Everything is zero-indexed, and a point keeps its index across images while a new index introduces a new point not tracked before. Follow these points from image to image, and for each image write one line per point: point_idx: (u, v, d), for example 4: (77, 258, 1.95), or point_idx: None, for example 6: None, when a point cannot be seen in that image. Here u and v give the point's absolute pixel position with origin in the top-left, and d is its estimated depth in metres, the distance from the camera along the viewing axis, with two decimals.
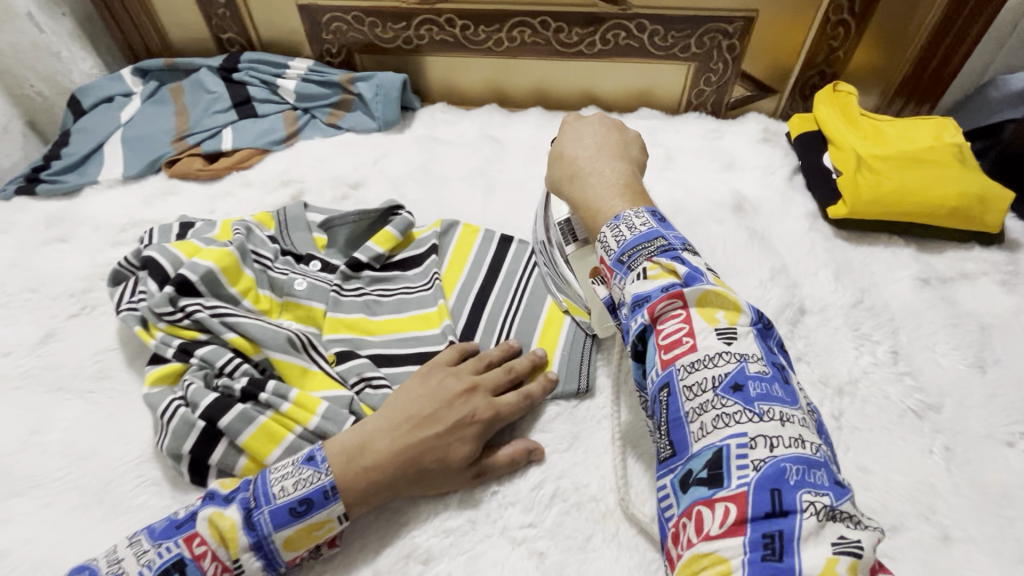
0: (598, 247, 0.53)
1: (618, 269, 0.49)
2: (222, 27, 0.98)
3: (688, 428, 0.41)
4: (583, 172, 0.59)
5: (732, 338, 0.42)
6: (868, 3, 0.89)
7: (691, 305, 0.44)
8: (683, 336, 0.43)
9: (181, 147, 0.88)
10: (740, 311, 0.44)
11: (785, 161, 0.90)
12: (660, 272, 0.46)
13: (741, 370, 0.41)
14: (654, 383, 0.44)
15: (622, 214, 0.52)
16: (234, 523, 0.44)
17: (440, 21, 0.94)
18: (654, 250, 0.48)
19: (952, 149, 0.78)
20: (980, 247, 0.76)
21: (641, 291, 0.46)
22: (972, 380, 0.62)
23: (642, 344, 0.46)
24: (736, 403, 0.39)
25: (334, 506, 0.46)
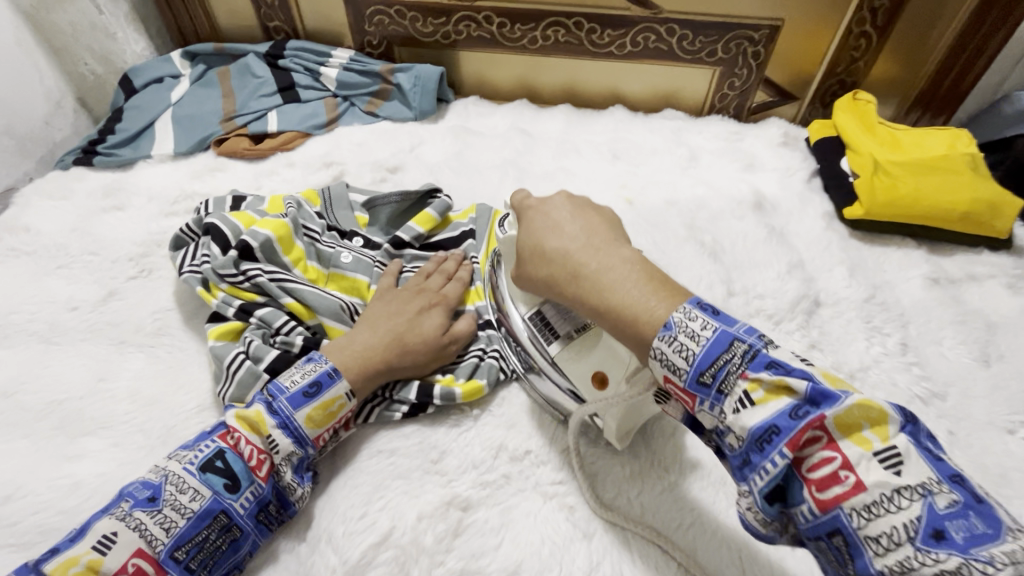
0: (654, 362, 0.42)
1: (701, 393, 0.40)
2: (270, 16, 1.03)
3: (871, 561, 0.33)
4: (589, 272, 0.48)
5: (901, 466, 0.34)
6: (890, 17, 0.93)
7: (833, 432, 0.36)
8: (839, 469, 0.35)
9: (229, 128, 0.93)
10: (886, 419, 0.36)
11: (804, 164, 0.94)
12: (768, 393, 0.37)
13: (929, 510, 0.33)
14: (812, 526, 0.36)
15: (673, 320, 0.41)
16: (258, 412, 0.50)
17: (479, 18, 0.98)
18: (741, 362, 0.39)
19: (965, 158, 0.82)
20: (990, 252, 0.80)
21: (760, 422, 0.37)
22: (977, 373, 0.66)
23: (780, 484, 0.37)
24: (951, 556, 0.31)
25: (340, 384, 0.53)
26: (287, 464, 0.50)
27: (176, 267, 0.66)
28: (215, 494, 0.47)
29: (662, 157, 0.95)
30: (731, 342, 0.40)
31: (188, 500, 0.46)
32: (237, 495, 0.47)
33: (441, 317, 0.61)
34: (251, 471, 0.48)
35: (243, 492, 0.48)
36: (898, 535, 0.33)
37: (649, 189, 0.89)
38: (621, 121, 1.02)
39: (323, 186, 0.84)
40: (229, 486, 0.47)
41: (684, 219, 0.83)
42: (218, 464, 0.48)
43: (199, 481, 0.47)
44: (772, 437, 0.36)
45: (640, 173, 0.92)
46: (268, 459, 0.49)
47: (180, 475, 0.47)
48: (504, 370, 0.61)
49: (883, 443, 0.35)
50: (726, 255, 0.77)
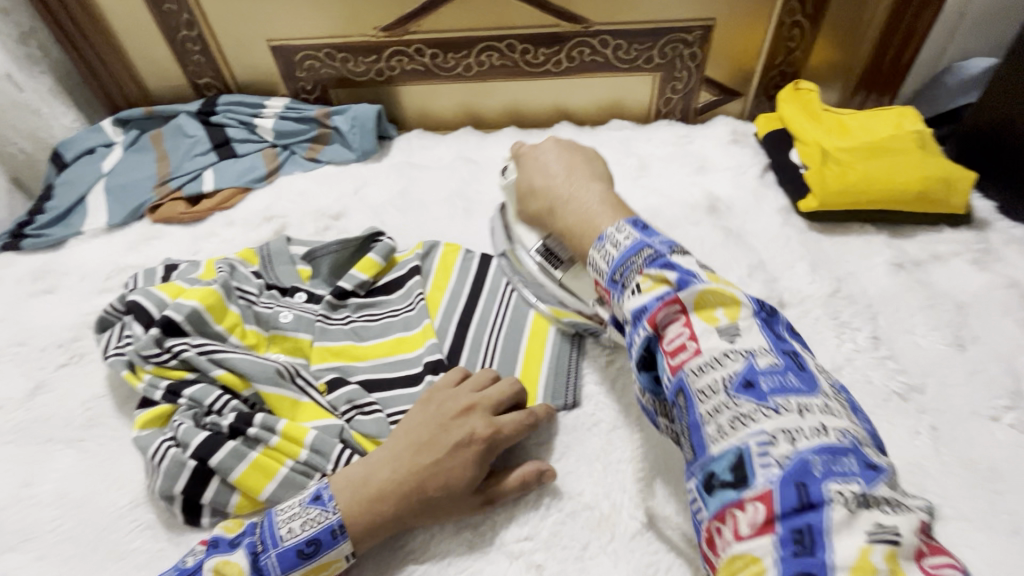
0: (592, 271, 0.55)
1: (613, 289, 0.50)
2: (198, 73, 1.01)
3: (704, 430, 0.39)
4: (561, 202, 0.65)
5: (735, 336, 0.42)
6: (819, 4, 0.93)
7: (688, 309, 0.44)
8: (686, 341, 0.43)
9: (163, 192, 0.90)
10: (737, 305, 0.44)
11: (755, 160, 0.92)
12: (653, 283, 0.46)
13: (749, 366, 0.40)
14: (669, 390, 0.43)
15: (605, 233, 0.54)
16: (241, 568, 0.44)
17: (410, 51, 0.96)
18: (642, 263, 0.49)
19: (914, 136, 0.80)
20: (951, 228, 0.78)
21: (638, 305, 0.46)
22: (952, 359, 0.63)
23: (648, 353, 0.46)
24: (750, 402, 0.39)
25: (343, 547, 0.47)
26: None
27: (103, 350, 0.62)
28: None
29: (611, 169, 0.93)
30: (641, 249, 0.50)
31: None
32: None
33: (481, 424, 0.52)
34: None
35: None
36: (717, 385, 0.40)
37: None
38: (568, 137, 1.01)
39: (262, 242, 0.80)
40: None
41: None
42: None
43: None
44: (641, 314, 0.46)
45: None
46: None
47: None
48: None
49: (726, 321, 0.44)
50: None
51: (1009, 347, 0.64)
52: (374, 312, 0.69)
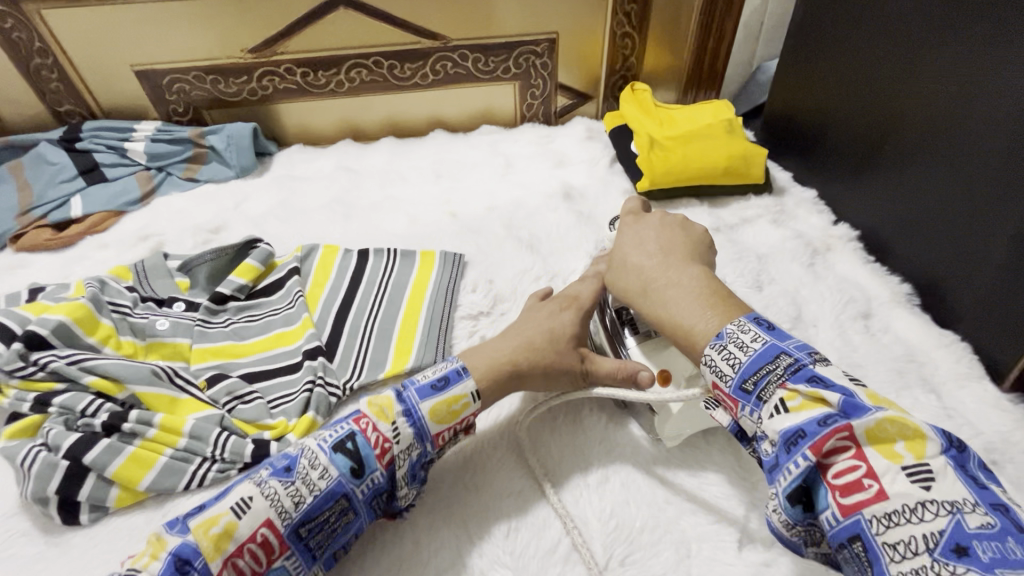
0: (705, 370, 0.49)
1: (743, 399, 0.45)
2: (57, 100, 0.99)
3: (883, 555, 0.37)
4: (654, 284, 0.58)
5: (931, 481, 0.37)
6: (642, 18, 1.08)
7: (862, 441, 0.39)
8: (863, 476, 0.38)
9: (26, 222, 0.88)
10: (921, 437, 0.39)
11: (605, 153, 1.06)
12: (804, 401, 0.42)
13: (958, 525, 0.35)
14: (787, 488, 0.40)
15: (725, 331, 0.49)
16: (388, 398, 0.53)
17: (280, 71, 1.01)
18: (782, 373, 0.44)
19: (724, 123, 0.96)
20: (757, 196, 0.95)
21: (791, 425, 0.41)
22: (753, 298, 0.78)
23: (805, 488, 0.40)
24: (967, 569, 0.33)
25: (466, 383, 0.56)
26: (406, 457, 0.51)
27: None
28: (339, 476, 0.48)
29: (482, 169, 1.03)
30: (777, 354, 0.46)
31: (317, 477, 0.48)
32: (359, 481, 0.49)
33: (573, 317, 0.64)
34: (376, 458, 0.50)
35: (365, 478, 0.49)
36: (915, 543, 0.36)
37: (471, 200, 0.95)
38: (443, 143, 1.10)
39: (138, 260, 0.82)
40: (353, 470, 0.49)
41: (505, 220, 0.91)
42: (348, 445, 0.49)
43: (329, 459, 0.49)
44: (798, 439, 0.41)
45: (463, 187, 0.99)
46: (390, 450, 0.51)
47: (314, 450, 0.49)
48: (336, 393, 0.64)
49: (914, 457, 0.38)
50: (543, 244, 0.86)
51: (794, 284, 0.80)
52: (254, 313, 0.73)
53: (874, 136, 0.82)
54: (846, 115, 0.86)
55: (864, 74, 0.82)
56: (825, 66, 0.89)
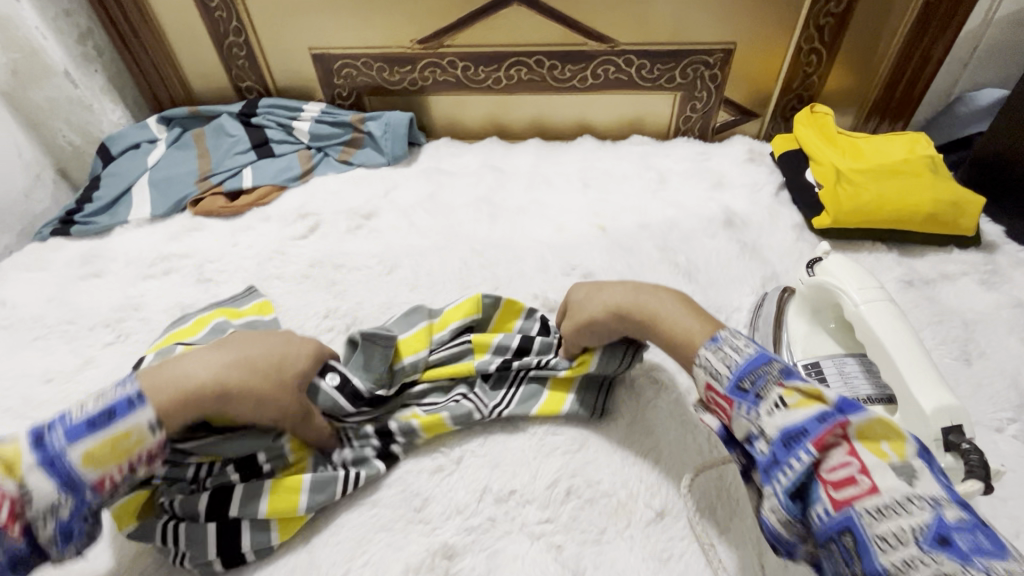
0: (698, 370, 0.48)
1: (741, 398, 0.44)
2: (241, 77, 1.06)
3: (881, 562, 0.34)
4: (648, 307, 0.54)
5: (914, 479, 0.36)
6: (837, 33, 0.97)
7: (853, 438, 0.38)
8: (857, 475, 0.37)
9: (204, 187, 0.94)
10: (904, 441, 0.38)
11: (771, 178, 0.96)
12: (802, 400, 0.41)
13: (939, 519, 0.34)
14: (825, 525, 0.37)
15: (720, 334, 0.48)
16: (19, 448, 0.42)
17: (443, 64, 1.01)
18: (778, 376, 0.43)
19: (925, 159, 0.84)
20: (960, 249, 0.81)
21: (789, 423, 0.40)
22: (960, 372, 0.65)
23: (801, 483, 0.39)
24: (950, 561, 0.32)
25: (140, 413, 0.45)
26: (49, 519, 0.42)
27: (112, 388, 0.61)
28: None
29: (631, 182, 0.97)
30: (770, 360, 0.45)
31: None
32: None
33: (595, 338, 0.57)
34: (0, 528, 0.39)
35: None
36: (905, 535, 0.34)
37: (620, 215, 0.90)
38: (591, 150, 1.05)
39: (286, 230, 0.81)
40: None
41: (657, 241, 0.84)
42: None
43: None
44: (798, 437, 0.39)
45: (611, 200, 0.93)
46: (123, 477, 0.45)
47: None
48: (480, 412, 0.59)
49: (898, 457, 0.37)
50: (701, 274, 0.78)
51: (1014, 363, 0.66)
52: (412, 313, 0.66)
53: None
54: None
55: None
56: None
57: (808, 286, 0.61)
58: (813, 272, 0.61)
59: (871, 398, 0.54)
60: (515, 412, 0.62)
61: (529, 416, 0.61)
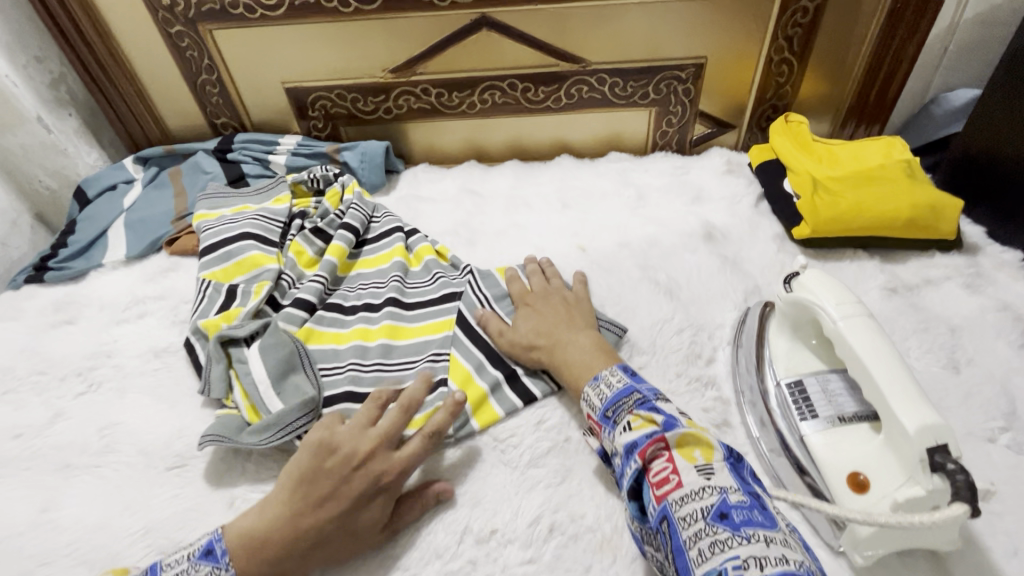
0: (583, 404, 0.58)
1: (604, 423, 0.54)
2: (216, 113, 1.06)
3: (689, 556, 0.42)
4: (560, 343, 0.64)
5: (711, 474, 0.46)
6: (806, 43, 0.97)
7: (672, 447, 0.48)
8: (670, 474, 0.47)
9: (180, 227, 0.92)
10: (713, 448, 0.49)
11: (750, 189, 0.96)
12: (642, 422, 0.50)
13: (724, 501, 0.44)
14: (654, 518, 0.46)
15: (601, 374, 0.58)
16: None
17: (417, 91, 1.01)
18: (633, 404, 0.53)
19: (901, 165, 0.83)
20: (942, 253, 0.80)
21: (628, 440, 0.50)
22: (949, 381, 0.64)
23: (636, 486, 0.49)
24: (726, 531, 0.42)
25: (220, 571, 0.48)
26: None
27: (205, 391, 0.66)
28: None
29: (610, 199, 0.97)
30: (631, 392, 0.54)
31: None
32: None
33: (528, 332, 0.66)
34: None
35: None
36: (697, 515, 0.43)
37: (600, 233, 0.90)
38: (569, 169, 1.05)
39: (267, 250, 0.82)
40: None
41: (636, 259, 0.83)
42: None
43: None
44: (632, 448, 0.49)
45: (590, 219, 0.93)
46: None
47: None
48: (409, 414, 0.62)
49: (704, 459, 0.47)
50: (682, 291, 0.77)
51: (1002, 368, 0.65)
52: (402, 301, 0.77)
53: None
54: None
55: None
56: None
57: (786, 302, 0.60)
58: (789, 287, 0.60)
59: (856, 416, 0.53)
60: (497, 446, 0.60)
61: (511, 449, 0.60)
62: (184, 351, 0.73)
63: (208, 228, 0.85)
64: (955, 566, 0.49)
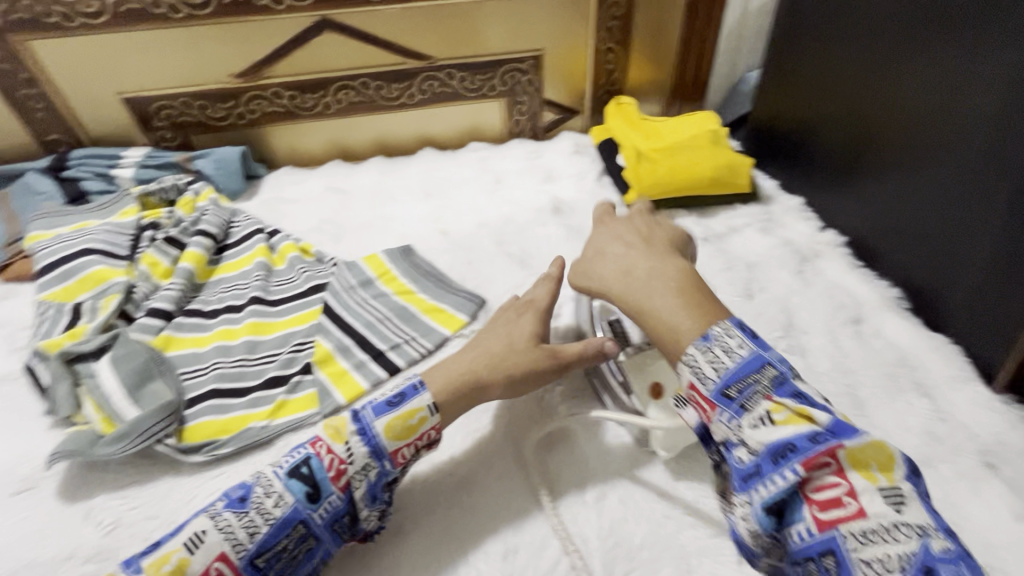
0: (686, 366, 0.50)
1: (723, 403, 0.46)
2: (45, 130, 0.99)
3: None
4: (644, 289, 0.56)
5: (902, 504, 0.39)
6: (625, 34, 1.10)
7: (847, 466, 0.40)
8: (844, 495, 0.39)
9: (13, 252, 0.86)
10: (894, 462, 0.41)
11: (593, 166, 1.07)
12: (791, 417, 0.43)
13: (925, 550, 0.36)
14: (802, 547, 0.41)
15: (712, 333, 0.49)
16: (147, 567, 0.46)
17: (268, 95, 1.02)
18: (767, 386, 0.46)
19: (707, 134, 0.98)
20: (744, 205, 0.96)
21: (776, 440, 0.42)
22: (745, 306, 0.78)
23: (781, 499, 0.42)
24: None
25: (423, 396, 0.55)
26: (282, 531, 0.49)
27: (56, 417, 0.64)
28: (295, 502, 0.49)
29: (472, 186, 1.04)
30: (763, 365, 0.47)
31: (272, 505, 0.49)
32: (315, 506, 0.50)
33: (531, 324, 0.63)
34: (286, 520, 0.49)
35: (322, 502, 0.50)
36: (889, 562, 0.37)
37: (462, 217, 0.96)
38: (432, 161, 1.10)
39: (112, 263, 0.80)
40: (309, 496, 0.50)
41: (494, 237, 0.91)
42: (303, 470, 0.51)
43: (284, 486, 0.50)
44: (788, 454, 0.41)
45: (453, 205, 0.99)
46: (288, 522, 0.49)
47: (227, 521, 0.48)
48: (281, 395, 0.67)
49: (889, 482, 0.40)
50: (534, 260, 0.86)
51: (785, 292, 0.80)
52: (266, 299, 0.79)
53: (855, 149, 0.84)
54: (827, 128, 0.89)
55: (841, 91, 0.85)
56: (813, 79, 0.90)
57: None
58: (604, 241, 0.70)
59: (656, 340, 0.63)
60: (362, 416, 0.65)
61: None
62: (25, 378, 0.69)
63: (44, 248, 0.81)
64: None
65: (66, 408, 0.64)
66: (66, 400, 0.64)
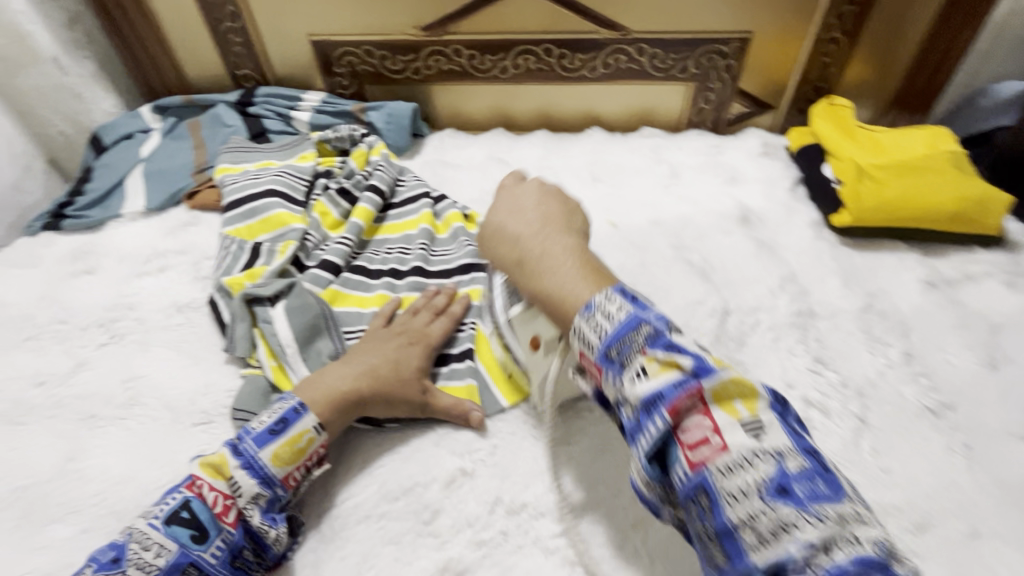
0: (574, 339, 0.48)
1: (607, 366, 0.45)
2: (238, 64, 1.02)
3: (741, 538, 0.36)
4: (535, 258, 0.55)
5: (760, 432, 0.39)
6: (858, 21, 0.93)
7: (709, 401, 0.41)
8: (709, 434, 0.39)
9: (201, 180, 0.90)
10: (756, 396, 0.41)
11: (786, 173, 0.93)
12: (661, 367, 0.42)
13: (781, 471, 0.37)
14: (684, 486, 0.40)
15: (594, 301, 0.47)
16: (223, 455, 0.50)
17: (448, 52, 0.98)
18: (643, 343, 0.44)
19: (948, 156, 0.81)
20: (982, 249, 0.79)
21: (652, 390, 0.41)
22: (986, 379, 0.63)
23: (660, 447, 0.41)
24: (787, 508, 0.36)
25: (307, 419, 0.52)
26: (254, 507, 0.48)
27: (233, 355, 0.65)
28: (183, 546, 0.45)
29: (643, 176, 0.94)
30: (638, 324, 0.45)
31: (153, 556, 0.44)
32: (205, 546, 0.45)
33: (419, 357, 0.59)
34: (219, 517, 0.47)
35: (213, 541, 0.46)
36: (748, 488, 0.37)
37: (633, 211, 0.87)
38: (601, 142, 1.02)
39: (288, 207, 0.79)
40: (196, 537, 0.45)
41: (670, 239, 0.81)
42: (184, 515, 0.46)
43: (164, 534, 0.45)
44: (657, 402, 0.41)
45: (623, 194, 0.90)
46: (235, 503, 0.48)
47: (144, 531, 0.45)
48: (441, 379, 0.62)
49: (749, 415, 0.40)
50: (716, 273, 0.76)
51: None
52: (427, 271, 0.76)
53: None
54: None
55: None
56: None
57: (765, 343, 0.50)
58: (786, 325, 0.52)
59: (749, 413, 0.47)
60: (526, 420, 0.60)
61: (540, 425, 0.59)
62: (208, 309, 0.71)
63: (232, 182, 0.83)
64: (999, 570, 0.48)
65: (243, 347, 0.65)
66: (243, 339, 0.65)
